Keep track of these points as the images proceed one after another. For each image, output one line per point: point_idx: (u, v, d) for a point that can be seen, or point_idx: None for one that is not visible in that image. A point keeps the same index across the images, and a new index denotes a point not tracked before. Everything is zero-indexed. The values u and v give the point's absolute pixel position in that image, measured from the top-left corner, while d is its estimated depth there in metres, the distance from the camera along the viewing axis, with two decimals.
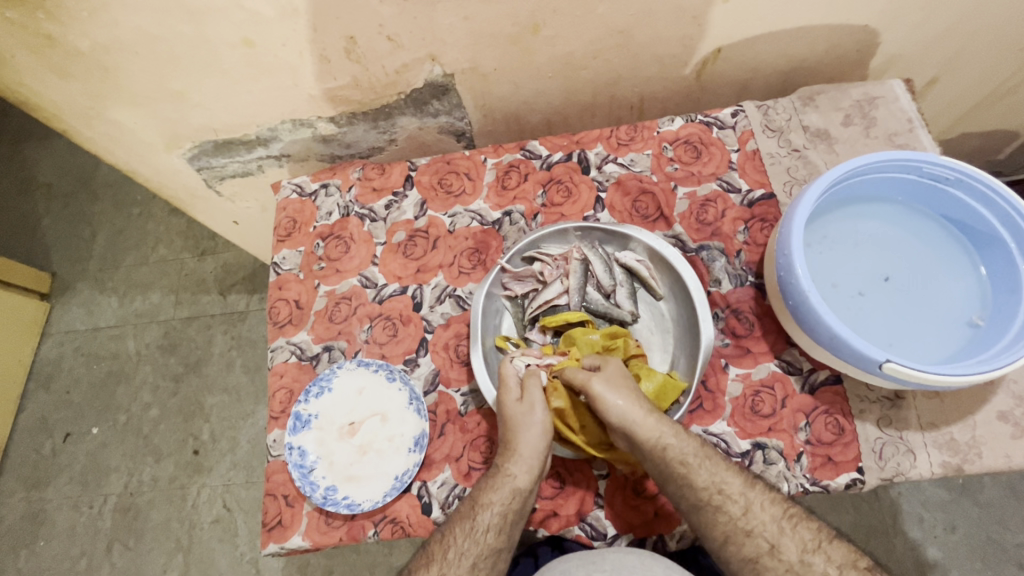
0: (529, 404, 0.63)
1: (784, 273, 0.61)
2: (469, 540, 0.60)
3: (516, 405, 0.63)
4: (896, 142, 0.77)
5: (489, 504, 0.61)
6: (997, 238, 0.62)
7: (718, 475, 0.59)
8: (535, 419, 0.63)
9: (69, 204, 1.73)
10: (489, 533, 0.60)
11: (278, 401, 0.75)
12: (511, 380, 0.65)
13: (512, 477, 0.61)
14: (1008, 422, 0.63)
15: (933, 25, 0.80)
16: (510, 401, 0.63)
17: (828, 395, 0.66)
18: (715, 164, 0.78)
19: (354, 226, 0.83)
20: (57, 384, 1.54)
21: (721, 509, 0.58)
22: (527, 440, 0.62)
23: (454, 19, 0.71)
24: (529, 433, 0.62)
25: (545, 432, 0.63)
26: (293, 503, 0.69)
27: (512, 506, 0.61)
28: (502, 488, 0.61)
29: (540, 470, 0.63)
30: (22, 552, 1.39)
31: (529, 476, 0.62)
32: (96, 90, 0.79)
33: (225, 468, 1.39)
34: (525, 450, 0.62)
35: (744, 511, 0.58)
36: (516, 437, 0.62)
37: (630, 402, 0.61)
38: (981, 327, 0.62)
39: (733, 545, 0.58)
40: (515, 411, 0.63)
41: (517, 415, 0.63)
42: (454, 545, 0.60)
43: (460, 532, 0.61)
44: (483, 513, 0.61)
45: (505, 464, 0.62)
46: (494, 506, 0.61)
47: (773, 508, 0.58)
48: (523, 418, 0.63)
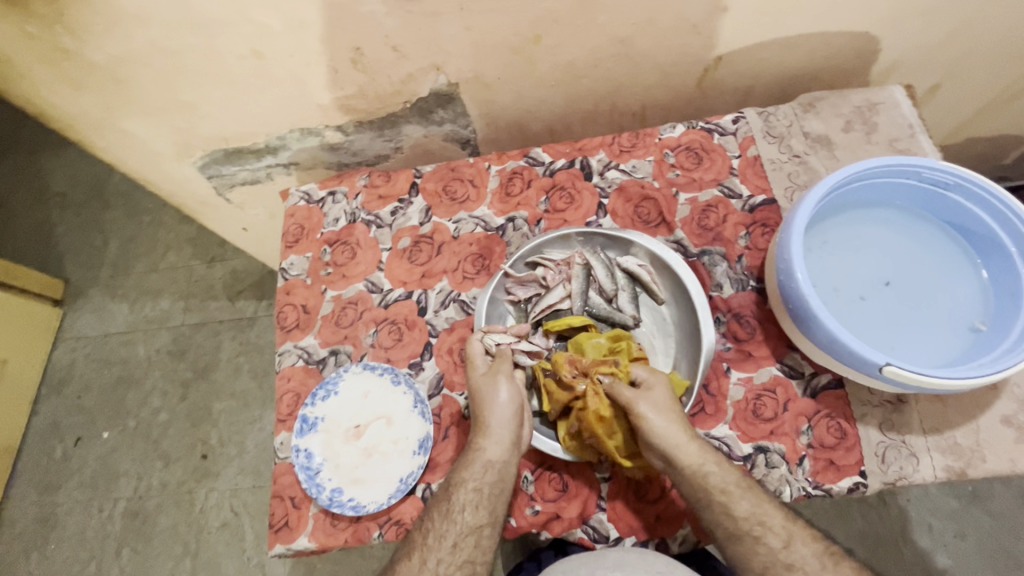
0: (494, 376, 0.66)
1: (784, 278, 0.62)
2: (448, 521, 0.61)
3: (482, 380, 0.66)
4: (897, 147, 0.77)
5: (463, 481, 0.63)
6: (998, 242, 0.62)
7: (727, 481, 0.60)
8: (500, 390, 0.65)
9: (82, 212, 1.76)
10: (467, 510, 0.61)
11: (285, 404, 0.76)
12: (477, 359, 0.69)
13: (482, 451, 0.63)
14: (1011, 426, 0.63)
15: (933, 31, 0.80)
16: (477, 376, 0.67)
17: (830, 399, 0.66)
18: (717, 170, 0.79)
19: (360, 232, 0.84)
20: (69, 389, 1.56)
21: (721, 518, 0.59)
22: (495, 415, 0.64)
23: (458, 29, 0.73)
24: (495, 407, 0.65)
25: (513, 401, 0.65)
26: (299, 505, 0.70)
27: (486, 479, 0.62)
28: (476, 465, 0.63)
29: (511, 443, 0.64)
30: (32, 555, 1.41)
31: (499, 448, 0.63)
32: (110, 101, 0.81)
33: (233, 473, 1.41)
34: (494, 424, 0.64)
35: (742, 516, 0.58)
36: (483, 410, 0.65)
37: (670, 427, 0.60)
38: (983, 332, 0.62)
39: (736, 553, 0.58)
40: (483, 387, 0.66)
41: (484, 391, 0.66)
42: (433, 529, 0.61)
43: (438, 515, 0.62)
44: (459, 491, 0.62)
45: (476, 439, 0.64)
46: (468, 483, 0.62)
47: (771, 521, 0.59)
48: (489, 393, 0.66)
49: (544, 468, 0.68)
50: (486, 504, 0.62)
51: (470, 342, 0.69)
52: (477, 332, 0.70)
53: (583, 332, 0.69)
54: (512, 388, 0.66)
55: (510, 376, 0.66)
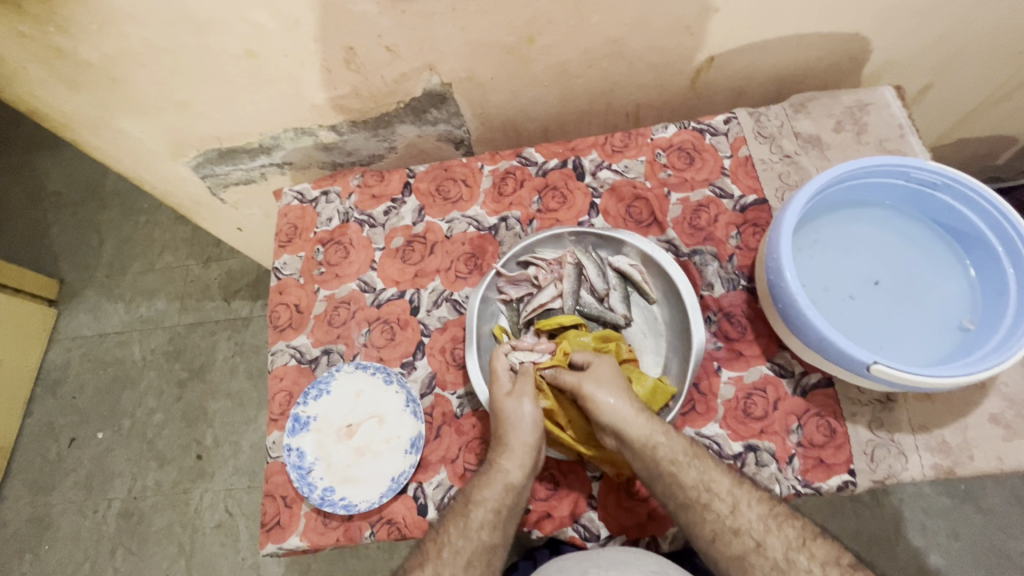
0: (520, 398, 0.64)
1: (774, 277, 0.62)
2: (463, 539, 0.61)
3: (507, 401, 0.64)
4: (887, 147, 0.78)
5: (483, 501, 0.62)
6: (986, 242, 0.63)
7: (705, 474, 0.60)
8: (525, 411, 0.63)
9: (77, 213, 1.76)
10: (483, 530, 0.61)
11: (278, 403, 0.76)
12: (501, 374, 0.66)
13: (505, 473, 0.62)
14: (999, 424, 0.63)
15: (924, 32, 0.81)
16: (502, 397, 0.65)
17: (819, 398, 0.66)
18: (708, 169, 0.80)
19: (353, 231, 0.84)
20: (64, 389, 1.56)
21: (708, 507, 0.59)
22: (520, 438, 0.63)
23: (451, 29, 0.73)
24: (520, 431, 0.63)
25: (535, 424, 0.64)
26: (291, 504, 0.70)
27: (506, 501, 0.62)
28: (496, 484, 0.62)
29: (533, 467, 0.63)
30: (26, 556, 1.40)
31: (522, 471, 0.63)
32: (104, 101, 0.81)
33: (228, 473, 1.41)
34: (517, 446, 0.63)
35: (731, 509, 0.58)
36: (508, 432, 0.63)
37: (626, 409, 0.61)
38: (971, 331, 0.62)
39: (723, 539, 0.58)
40: (511, 410, 0.63)
41: (510, 414, 0.63)
42: (447, 544, 0.61)
43: (455, 529, 0.62)
44: (477, 510, 0.62)
45: (498, 460, 0.63)
46: (488, 503, 0.62)
47: (759, 507, 0.58)
48: (515, 415, 0.63)
49: None
50: (475, 500, 0.62)
51: (495, 356, 0.67)
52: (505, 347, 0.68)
53: (572, 330, 0.70)
54: (537, 409, 0.64)
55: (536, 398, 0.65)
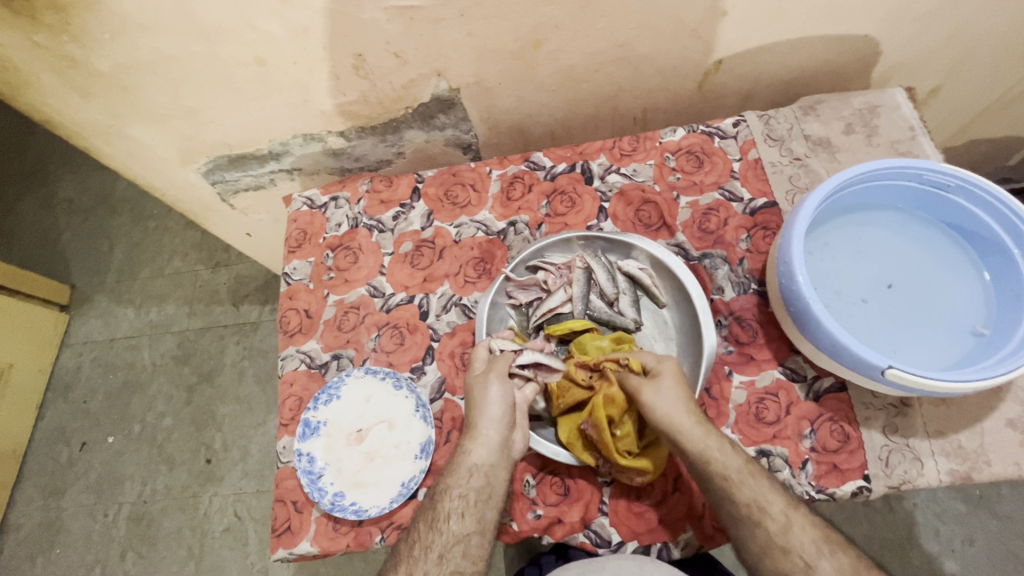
0: (489, 375, 0.66)
1: (786, 281, 0.61)
2: (432, 531, 0.60)
3: (476, 383, 0.66)
4: (898, 149, 0.77)
5: (447, 489, 0.62)
6: (1001, 244, 0.62)
7: (728, 472, 0.59)
8: (492, 391, 0.65)
9: (88, 219, 1.78)
10: (451, 520, 0.61)
11: (288, 408, 0.76)
12: (479, 360, 0.69)
13: (469, 454, 0.63)
14: (1017, 429, 0.62)
15: (934, 33, 0.81)
16: (473, 378, 0.67)
17: (832, 402, 0.66)
18: (717, 173, 0.79)
19: (362, 236, 0.85)
20: (75, 393, 1.57)
21: (732, 502, 0.58)
22: (486, 417, 0.64)
23: (458, 35, 0.74)
24: (490, 411, 0.64)
25: (505, 400, 0.65)
26: (302, 509, 0.70)
27: (471, 485, 0.62)
28: (464, 474, 0.62)
29: (499, 443, 0.63)
30: (38, 559, 1.41)
31: (485, 449, 0.63)
32: (115, 109, 0.82)
33: (237, 477, 1.41)
34: (483, 426, 0.64)
35: (754, 508, 0.58)
36: (475, 413, 0.65)
37: (685, 414, 0.60)
38: (985, 335, 0.61)
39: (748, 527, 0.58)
40: (479, 392, 0.65)
41: (478, 396, 0.65)
42: (418, 539, 0.61)
43: (423, 525, 0.61)
44: (443, 500, 0.62)
45: (466, 444, 0.64)
46: (452, 490, 0.62)
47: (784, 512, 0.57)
48: (482, 395, 0.65)
49: (546, 472, 0.68)
50: (451, 496, 0.62)
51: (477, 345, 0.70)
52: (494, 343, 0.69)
53: (586, 334, 0.69)
54: (506, 390, 0.65)
55: (506, 378, 0.66)
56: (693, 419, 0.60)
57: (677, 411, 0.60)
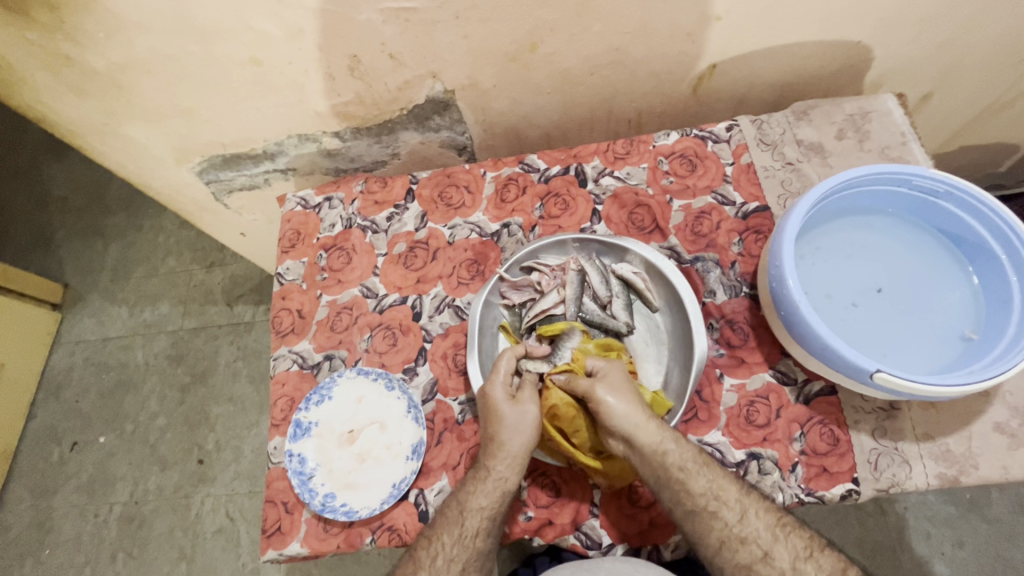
0: (523, 399, 0.64)
1: (777, 284, 0.62)
2: (458, 546, 0.61)
3: (509, 406, 0.64)
4: (889, 155, 0.78)
5: (478, 508, 0.62)
6: (989, 249, 0.62)
7: (715, 482, 0.59)
8: (529, 415, 0.64)
9: (82, 217, 1.77)
10: (478, 537, 0.61)
11: (280, 408, 0.76)
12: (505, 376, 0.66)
13: (505, 479, 0.62)
14: (1004, 433, 0.63)
15: (925, 40, 0.81)
16: (505, 402, 0.64)
17: (822, 405, 0.66)
18: (710, 177, 0.80)
19: (356, 237, 0.85)
20: (67, 393, 1.56)
21: (715, 515, 0.58)
22: (517, 438, 0.63)
23: (454, 38, 0.74)
24: (520, 436, 0.63)
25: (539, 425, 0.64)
26: (293, 509, 0.70)
27: (500, 506, 0.62)
28: (492, 491, 0.62)
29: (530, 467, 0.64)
30: (27, 560, 1.40)
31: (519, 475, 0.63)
32: (109, 107, 0.82)
33: (229, 478, 1.41)
34: (520, 453, 0.63)
35: (739, 518, 0.58)
36: (510, 439, 0.63)
37: (630, 412, 0.61)
38: (974, 340, 0.62)
39: (730, 547, 0.58)
40: (511, 414, 0.63)
41: (512, 421, 0.63)
42: (442, 552, 0.61)
43: (449, 538, 0.61)
44: (471, 517, 0.62)
45: (494, 466, 0.63)
46: (481, 507, 0.62)
47: (768, 517, 0.58)
48: (518, 419, 0.63)
49: (537, 474, 0.68)
50: (482, 514, 0.62)
51: (501, 355, 0.67)
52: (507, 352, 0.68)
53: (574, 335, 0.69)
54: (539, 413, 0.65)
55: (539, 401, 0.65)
56: (643, 417, 0.61)
57: (625, 413, 0.61)
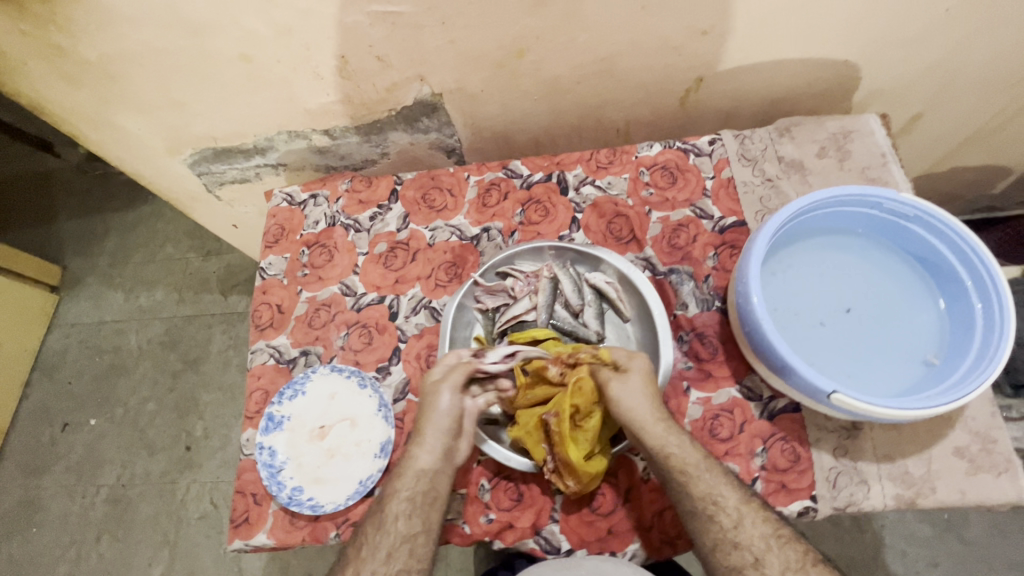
0: (442, 384, 0.65)
1: (743, 301, 0.62)
2: (380, 535, 0.61)
3: (429, 388, 0.66)
4: (868, 175, 0.78)
5: (396, 493, 0.63)
6: (956, 275, 0.63)
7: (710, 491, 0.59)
8: (444, 398, 0.65)
9: (84, 201, 1.79)
10: (399, 523, 0.61)
11: (254, 401, 0.77)
12: (438, 365, 0.68)
13: (416, 460, 0.64)
14: (964, 457, 0.63)
15: (913, 62, 0.82)
16: (429, 384, 0.66)
17: (785, 422, 0.67)
18: (690, 190, 0.80)
19: (339, 235, 0.86)
20: (61, 374, 1.58)
21: (712, 517, 0.59)
22: (433, 425, 0.64)
23: (441, 42, 0.75)
24: (438, 422, 0.64)
25: (455, 410, 0.65)
26: (261, 501, 0.71)
27: (420, 492, 0.63)
28: (412, 476, 0.63)
29: (444, 452, 0.64)
30: (14, 537, 1.42)
31: (432, 456, 0.64)
32: (102, 97, 0.83)
33: (216, 465, 1.42)
34: (431, 433, 0.64)
35: (735, 523, 0.58)
36: (425, 419, 0.65)
37: (644, 405, 0.62)
38: (936, 365, 0.62)
39: (722, 550, 0.58)
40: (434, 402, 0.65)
41: (428, 401, 0.65)
42: (366, 542, 0.61)
43: (371, 528, 0.62)
44: (391, 503, 0.62)
45: (415, 452, 0.64)
46: (401, 494, 0.63)
47: (762, 525, 0.58)
48: (434, 404, 0.65)
49: (501, 477, 0.69)
50: (399, 498, 0.62)
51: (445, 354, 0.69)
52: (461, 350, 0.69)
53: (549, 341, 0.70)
54: (457, 400, 0.65)
55: (457, 387, 0.65)
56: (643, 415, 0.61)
57: (638, 404, 0.62)
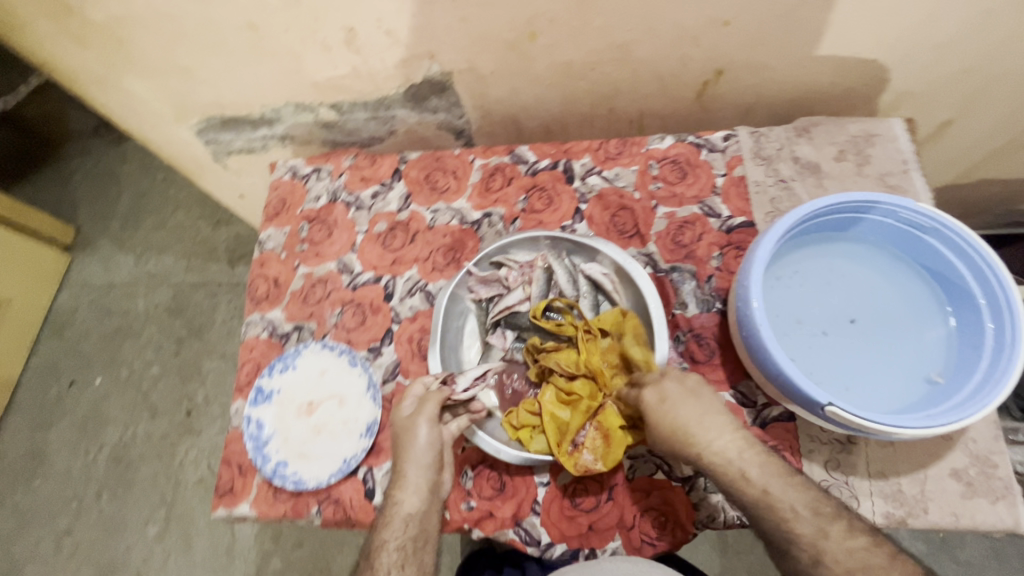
0: (417, 417, 0.63)
1: (742, 305, 0.61)
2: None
3: (405, 424, 0.64)
4: (887, 182, 0.75)
5: (384, 543, 0.60)
6: (969, 292, 0.60)
7: None
8: (421, 432, 0.63)
9: (99, 163, 1.80)
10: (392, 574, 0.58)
11: (246, 372, 0.77)
12: (408, 398, 0.66)
13: (400, 504, 0.61)
14: (960, 480, 0.61)
15: (946, 65, 0.78)
16: (403, 420, 0.64)
17: (778, 430, 0.65)
18: (699, 186, 0.78)
19: (339, 212, 0.85)
20: (70, 332, 1.61)
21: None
22: (413, 463, 0.62)
23: (451, 20, 0.73)
24: (418, 460, 0.62)
25: (434, 444, 0.63)
26: (246, 472, 0.72)
27: (408, 536, 0.60)
28: (395, 521, 0.61)
29: (429, 488, 0.62)
30: (19, 487, 1.46)
31: (417, 497, 0.62)
32: (109, 59, 0.82)
33: (214, 432, 1.44)
34: (413, 473, 0.62)
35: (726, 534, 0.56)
36: (404, 459, 0.63)
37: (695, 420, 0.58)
38: (939, 385, 0.60)
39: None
40: (415, 444, 0.63)
41: (405, 439, 0.63)
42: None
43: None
44: (380, 556, 0.59)
45: (395, 494, 0.62)
46: (389, 544, 0.59)
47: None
48: (413, 441, 0.63)
49: (484, 466, 0.68)
50: (388, 547, 0.59)
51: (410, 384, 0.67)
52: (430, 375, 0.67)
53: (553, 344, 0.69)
54: (434, 433, 0.63)
55: (434, 418, 0.63)
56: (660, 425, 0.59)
57: (679, 417, 0.58)
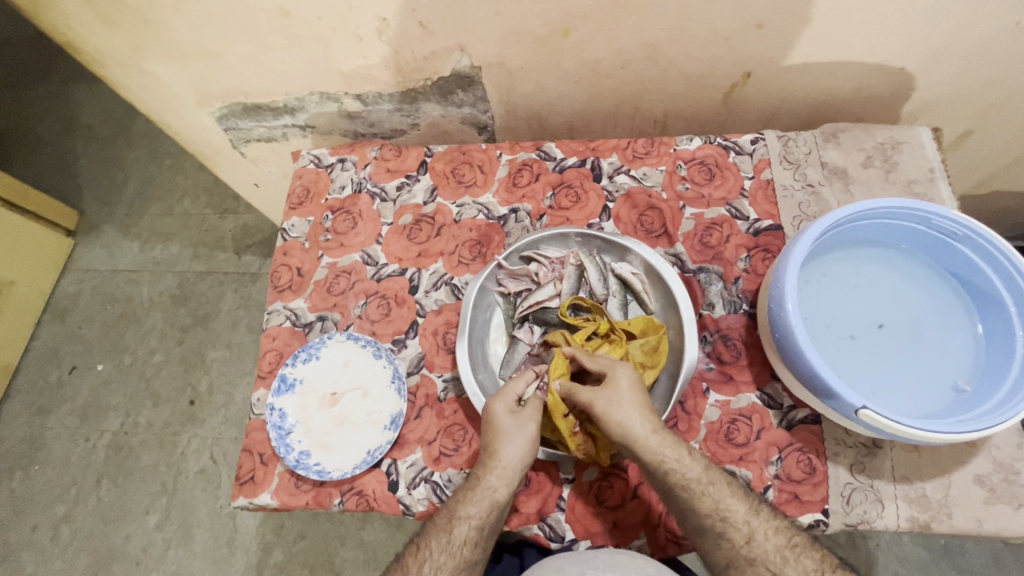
0: (525, 419, 0.62)
1: (775, 306, 0.61)
2: (446, 554, 0.59)
3: (507, 417, 0.62)
4: (913, 189, 0.76)
5: (467, 517, 0.60)
6: (1000, 300, 0.61)
7: (724, 502, 0.59)
8: (526, 434, 0.62)
9: (105, 147, 1.78)
10: (466, 546, 0.60)
11: (267, 361, 0.77)
12: (512, 392, 0.64)
13: (492, 490, 0.61)
14: (984, 486, 0.62)
15: (972, 75, 0.78)
16: (505, 411, 0.63)
17: (804, 433, 0.66)
18: (727, 188, 0.78)
19: (364, 203, 0.84)
20: (72, 318, 1.60)
21: (724, 530, 0.58)
22: (512, 457, 0.61)
23: (486, 13, 0.72)
24: (516, 452, 0.61)
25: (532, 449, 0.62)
26: (267, 461, 0.71)
27: (489, 519, 0.61)
28: (481, 499, 0.61)
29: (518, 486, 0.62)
30: (16, 473, 1.44)
31: (509, 491, 0.61)
32: (135, 41, 0.81)
33: (217, 422, 1.43)
34: (508, 465, 0.61)
35: (751, 540, 0.57)
36: (501, 448, 0.61)
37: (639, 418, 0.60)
38: (966, 392, 0.61)
39: (740, 564, 0.58)
40: (512, 427, 0.62)
41: (506, 430, 0.62)
42: (429, 559, 0.59)
43: (436, 544, 0.60)
44: (459, 526, 0.60)
45: (486, 477, 0.61)
46: (471, 519, 0.60)
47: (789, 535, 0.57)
48: (516, 433, 0.62)
49: None
50: (469, 522, 0.60)
51: (517, 379, 0.65)
52: (531, 373, 0.65)
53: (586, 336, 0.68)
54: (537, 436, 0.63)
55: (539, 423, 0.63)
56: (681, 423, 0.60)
57: (639, 419, 0.60)
